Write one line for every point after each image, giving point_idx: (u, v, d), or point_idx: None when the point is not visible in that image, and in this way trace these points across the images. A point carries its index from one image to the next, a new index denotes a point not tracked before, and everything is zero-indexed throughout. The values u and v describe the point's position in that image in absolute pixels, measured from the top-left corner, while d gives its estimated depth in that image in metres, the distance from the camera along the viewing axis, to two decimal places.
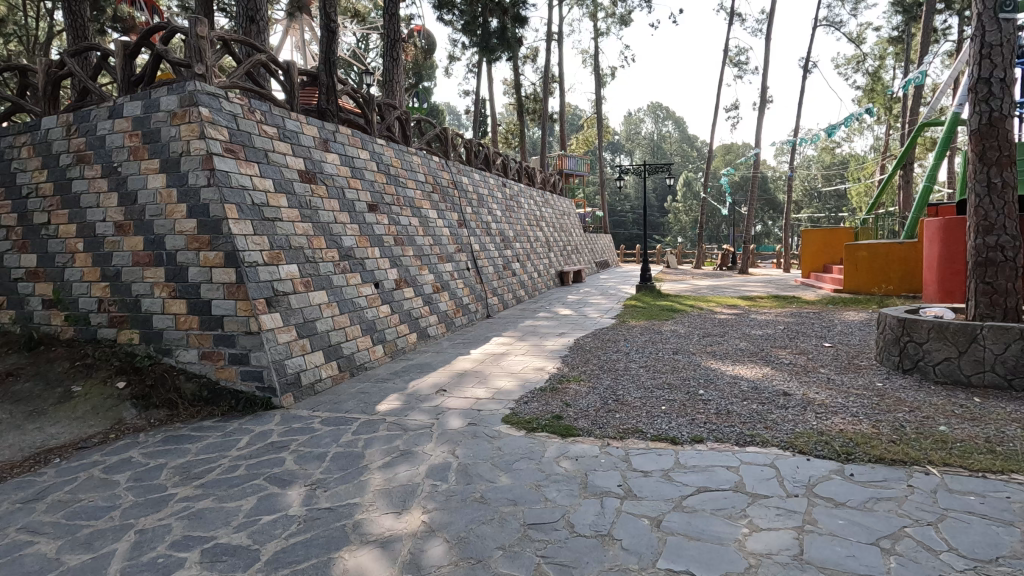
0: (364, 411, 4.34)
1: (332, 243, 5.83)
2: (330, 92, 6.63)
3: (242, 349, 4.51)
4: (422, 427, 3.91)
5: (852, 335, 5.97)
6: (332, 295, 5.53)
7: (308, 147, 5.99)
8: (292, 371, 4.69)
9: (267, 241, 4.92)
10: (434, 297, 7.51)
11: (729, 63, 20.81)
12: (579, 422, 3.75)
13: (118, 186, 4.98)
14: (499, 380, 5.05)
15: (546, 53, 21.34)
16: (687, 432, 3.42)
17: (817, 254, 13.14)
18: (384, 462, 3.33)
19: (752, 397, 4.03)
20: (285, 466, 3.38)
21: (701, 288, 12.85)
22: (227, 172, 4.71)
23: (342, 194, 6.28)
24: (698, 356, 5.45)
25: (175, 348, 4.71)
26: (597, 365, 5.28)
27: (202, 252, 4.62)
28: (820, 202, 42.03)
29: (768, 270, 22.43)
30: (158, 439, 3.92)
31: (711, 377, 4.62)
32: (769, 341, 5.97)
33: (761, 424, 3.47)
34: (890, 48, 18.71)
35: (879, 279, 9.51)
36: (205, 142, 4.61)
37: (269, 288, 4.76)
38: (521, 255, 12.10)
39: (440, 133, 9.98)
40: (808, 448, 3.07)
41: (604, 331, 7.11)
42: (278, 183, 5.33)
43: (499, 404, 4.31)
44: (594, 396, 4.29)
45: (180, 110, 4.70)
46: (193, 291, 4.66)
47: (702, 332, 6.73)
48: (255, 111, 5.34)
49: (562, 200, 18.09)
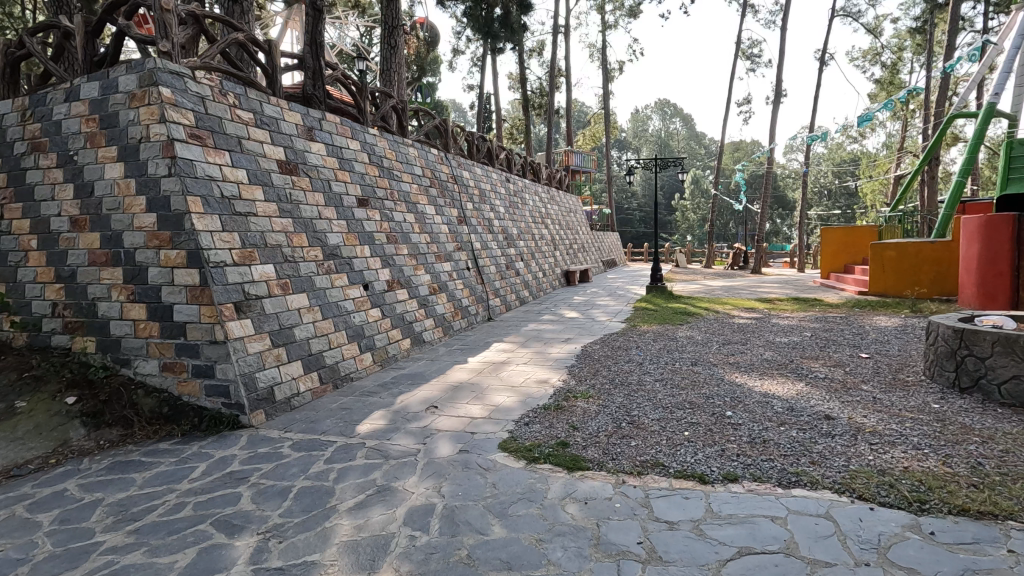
0: (343, 432, 3.81)
1: (316, 240, 5.29)
2: (317, 76, 6.10)
3: (206, 361, 3.99)
4: (407, 454, 3.37)
5: (890, 345, 5.37)
6: (314, 298, 5.00)
7: (290, 135, 5.45)
8: (264, 386, 4.17)
9: (237, 238, 4.38)
10: (431, 299, 6.98)
11: (741, 57, 20.21)
12: (588, 452, 3.21)
13: (73, 176, 4.46)
14: (498, 395, 4.49)
15: (553, 46, 20.78)
16: (717, 468, 2.87)
17: (837, 254, 12.50)
18: (356, 503, 2.80)
19: (789, 421, 3.45)
20: (239, 505, 2.84)
21: (714, 288, 12.39)
22: (192, 161, 4.17)
23: (328, 186, 5.76)
24: (720, 367, 4.91)
25: (134, 358, 4.20)
26: (608, 378, 4.72)
27: (162, 251, 4.10)
28: (830, 201, 41.30)
29: (780, 271, 21.51)
30: (103, 467, 3.41)
31: (738, 395, 4.05)
32: (797, 351, 5.40)
33: (806, 458, 2.90)
34: (910, 40, 18.04)
35: (909, 279, 8.88)
36: (166, 127, 4.07)
37: (239, 291, 4.23)
38: (526, 255, 11.55)
39: (440, 125, 9.43)
40: (869, 493, 2.52)
41: (613, 337, 6.54)
42: (253, 174, 4.79)
43: (496, 425, 3.76)
44: (605, 418, 3.73)
45: (140, 91, 4.16)
46: (152, 294, 4.15)
47: (722, 339, 6.16)
48: (228, 93, 4.79)
49: (567, 196, 17.46)
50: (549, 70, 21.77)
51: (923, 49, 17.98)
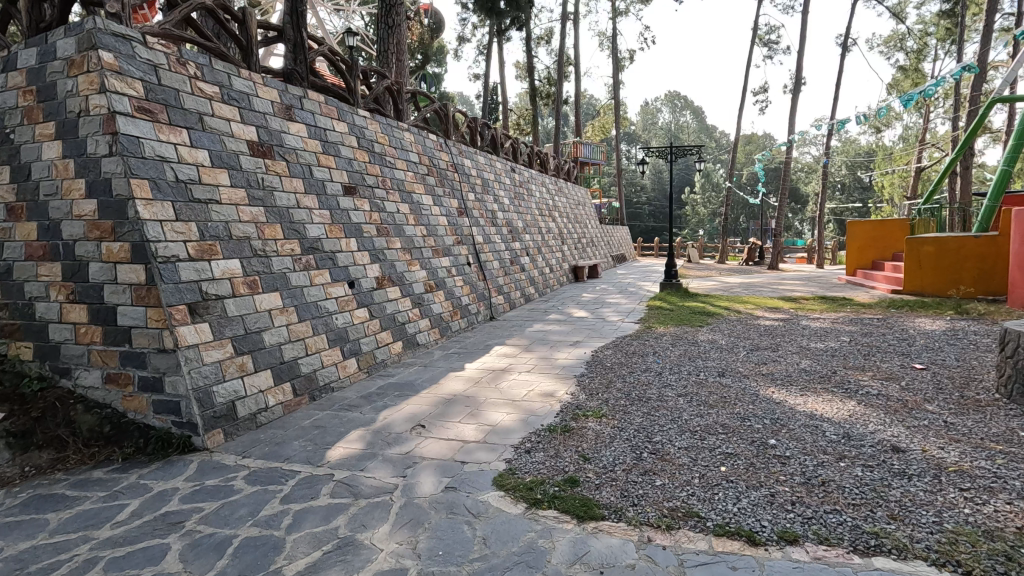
0: (310, 459, 3.20)
1: (292, 232, 4.70)
2: (298, 49, 5.46)
3: (154, 372, 3.42)
4: (381, 492, 2.77)
5: (944, 354, 4.72)
6: (288, 297, 4.42)
7: (264, 113, 4.84)
8: (223, 402, 3.59)
9: (195, 230, 3.79)
10: (426, 298, 6.37)
11: (758, 43, 19.35)
12: (602, 494, 2.59)
13: (9, 158, 3.85)
14: (496, 411, 3.89)
15: (562, 35, 20.02)
16: (770, 523, 2.24)
17: (863, 250, 11.76)
18: (309, 565, 2.20)
19: (850, 455, 2.81)
20: (162, 564, 2.26)
21: (733, 288, 11.06)
22: (138, 138, 3.57)
23: (309, 171, 5.16)
24: (752, 379, 4.27)
25: (75, 367, 3.64)
26: (623, 393, 4.08)
27: (104, 243, 3.51)
28: (845, 195, 40.29)
29: (798, 270, 17.51)
30: (18, 504, 2.83)
31: (781, 416, 3.42)
32: (838, 360, 4.75)
33: (883, 511, 2.27)
34: (938, 25, 17.12)
35: (950, 278, 8.19)
36: (106, 97, 3.45)
37: (195, 290, 3.63)
38: (531, 248, 10.91)
39: (440, 110, 8.80)
40: (980, 568, 1.89)
41: (628, 341, 5.90)
42: (217, 156, 4.18)
43: (492, 453, 3.15)
44: (622, 445, 3.11)
45: (78, 57, 3.54)
46: (94, 294, 3.56)
47: (749, 344, 5.51)
48: (188, 62, 4.17)
49: (575, 188, 16.74)
50: (557, 59, 21.02)
51: (952, 34, 17.10)
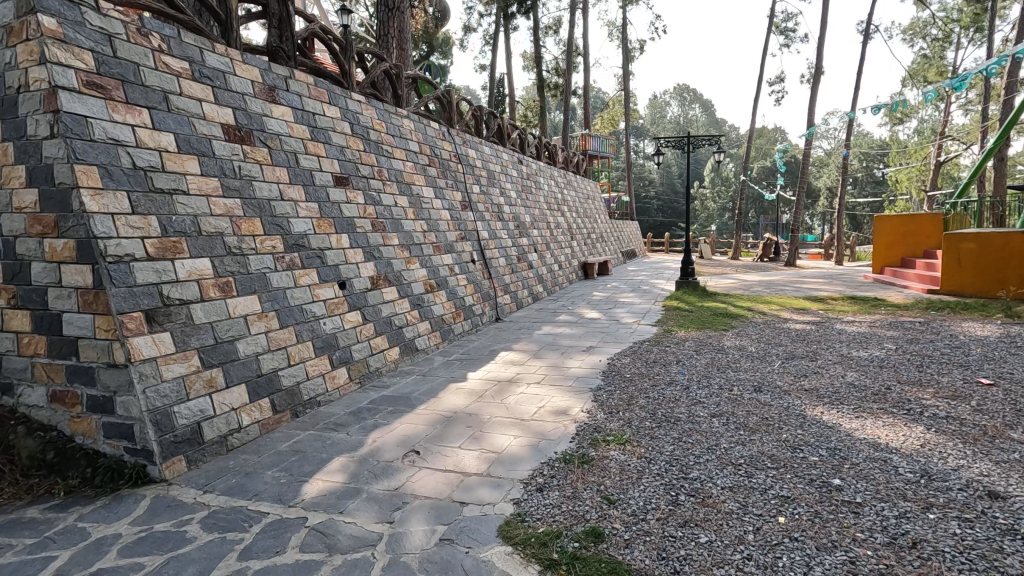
0: (281, 497, 2.70)
1: (274, 227, 4.21)
2: (284, 24, 4.91)
3: (104, 391, 2.93)
4: (362, 545, 2.26)
5: (1011, 367, 4.16)
6: (268, 301, 3.93)
7: (242, 95, 4.33)
8: (185, 424, 3.10)
9: (155, 225, 3.29)
10: (426, 299, 5.87)
11: (774, 31, 18.65)
12: (634, 555, 2.07)
13: None
14: (502, 433, 3.38)
15: (571, 24, 19.37)
16: None
17: (891, 246, 11.17)
18: None
19: (939, 503, 2.28)
20: None
21: (755, 288, 10.20)
22: (86, 117, 3.06)
23: (294, 160, 4.65)
24: (794, 396, 3.75)
25: (18, 382, 3.15)
26: (647, 412, 3.56)
27: (47, 240, 3.02)
28: (858, 189, 39.37)
29: (819, 270, 14.91)
30: None
31: (838, 446, 2.89)
32: (890, 372, 4.20)
33: None
34: (966, 11, 16.35)
35: (995, 278, 7.64)
36: (47, 69, 2.94)
37: (153, 294, 3.14)
38: (540, 244, 10.39)
39: (442, 96, 8.24)
40: None
41: (647, 347, 5.38)
42: (184, 140, 3.68)
43: (496, 491, 2.64)
44: (653, 484, 2.59)
45: (15, 23, 3.02)
46: (37, 299, 3.07)
47: (783, 352, 4.98)
48: (151, 33, 3.66)
49: (585, 182, 16.20)
50: (565, 50, 20.39)
51: (979, 21, 16.30)
